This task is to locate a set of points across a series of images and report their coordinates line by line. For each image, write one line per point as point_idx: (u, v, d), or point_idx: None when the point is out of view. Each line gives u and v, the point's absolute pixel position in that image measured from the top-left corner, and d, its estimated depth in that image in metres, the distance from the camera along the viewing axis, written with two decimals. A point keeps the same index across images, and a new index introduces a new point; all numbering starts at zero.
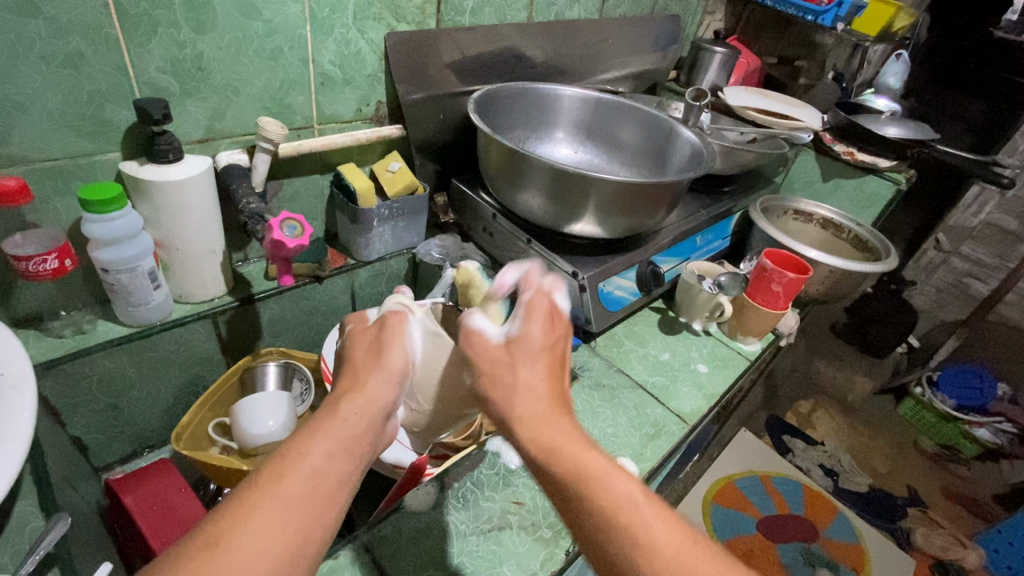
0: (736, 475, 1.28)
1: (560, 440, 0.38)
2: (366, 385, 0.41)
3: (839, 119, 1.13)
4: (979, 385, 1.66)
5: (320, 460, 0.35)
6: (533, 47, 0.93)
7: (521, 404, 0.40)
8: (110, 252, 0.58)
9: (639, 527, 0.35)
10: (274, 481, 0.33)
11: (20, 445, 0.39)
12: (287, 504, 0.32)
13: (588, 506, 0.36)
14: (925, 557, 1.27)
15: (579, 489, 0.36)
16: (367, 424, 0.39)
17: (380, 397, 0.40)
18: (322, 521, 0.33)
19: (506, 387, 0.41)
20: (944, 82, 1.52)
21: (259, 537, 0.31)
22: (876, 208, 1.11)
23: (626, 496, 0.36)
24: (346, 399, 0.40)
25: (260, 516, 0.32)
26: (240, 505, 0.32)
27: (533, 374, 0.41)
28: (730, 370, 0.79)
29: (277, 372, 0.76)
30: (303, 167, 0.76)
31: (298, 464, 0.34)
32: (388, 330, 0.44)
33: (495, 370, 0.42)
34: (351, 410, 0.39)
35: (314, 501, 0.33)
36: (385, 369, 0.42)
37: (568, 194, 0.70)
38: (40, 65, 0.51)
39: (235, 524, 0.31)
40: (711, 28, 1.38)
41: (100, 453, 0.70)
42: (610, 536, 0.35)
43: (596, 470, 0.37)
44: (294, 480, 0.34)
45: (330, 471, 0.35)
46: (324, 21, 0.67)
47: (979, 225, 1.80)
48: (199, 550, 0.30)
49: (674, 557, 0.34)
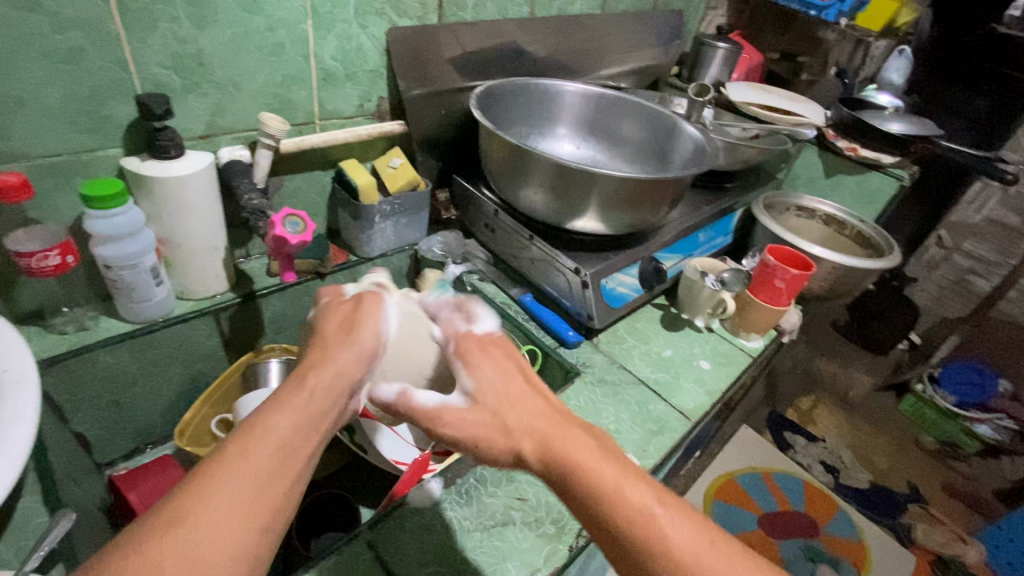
0: (737, 472, 1.28)
1: (574, 447, 0.40)
2: (332, 358, 0.42)
3: (841, 115, 1.12)
4: (978, 383, 1.70)
5: (287, 434, 0.35)
6: (535, 43, 0.93)
7: (525, 419, 0.43)
8: (111, 248, 0.58)
9: (657, 530, 0.36)
10: (241, 455, 0.33)
11: (22, 442, 0.39)
12: (255, 479, 0.32)
13: (608, 518, 0.37)
14: (926, 553, 1.27)
15: (599, 495, 0.38)
16: (333, 398, 0.40)
17: (349, 374, 0.42)
18: (289, 493, 0.33)
19: (501, 433, 0.42)
20: (946, 78, 1.52)
21: (225, 512, 0.30)
22: (879, 204, 1.11)
23: (643, 501, 0.37)
24: (309, 373, 0.40)
25: (227, 490, 0.31)
26: (206, 480, 0.31)
27: (524, 405, 0.43)
28: (733, 366, 0.79)
29: (278, 368, 0.74)
30: (305, 163, 0.76)
31: (264, 438, 0.34)
32: (363, 307, 0.47)
33: (484, 394, 0.45)
34: (318, 384, 0.39)
35: (280, 474, 0.33)
36: (352, 346, 0.44)
37: (571, 190, 0.69)
38: (41, 60, 0.51)
39: (201, 498, 0.30)
40: (714, 24, 1.37)
41: (103, 449, 0.70)
42: (629, 540, 0.37)
43: (613, 477, 0.38)
44: (260, 454, 0.33)
45: (296, 445, 0.35)
46: (326, 16, 0.67)
47: (981, 221, 1.80)
48: (162, 527, 0.29)
49: (693, 556, 0.36)
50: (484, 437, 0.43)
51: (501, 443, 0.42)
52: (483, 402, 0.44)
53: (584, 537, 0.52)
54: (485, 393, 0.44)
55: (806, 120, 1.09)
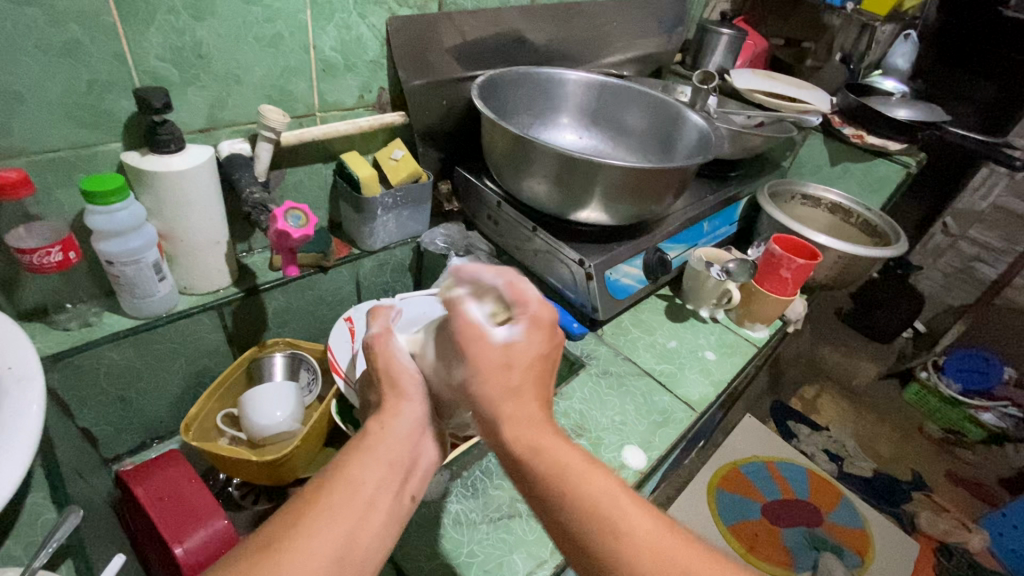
0: (742, 461, 1.29)
1: (539, 436, 0.39)
2: (398, 404, 0.44)
3: (847, 101, 1.11)
4: (983, 369, 1.67)
5: (362, 471, 0.38)
6: (535, 31, 0.92)
7: (507, 404, 0.40)
8: (112, 244, 0.57)
9: (619, 517, 0.35)
10: (317, 492, 0.36)
11: (29, 441, 0.39)
12: (335, 512, 0.35)
13: (569, 498, 0.36)
14: (930, 540, 1.27)
15: (558, 481, 0.37)
16: (402, 438, 0.42)
17: (417, 413, 0.44)
18: (366, 524, 0.36)
19: (498, 387, 0.41)
20: (952, 63, 1.49)
21: (305, 543, 0.33)
22: (885, 192, 1.09)
23: (610, 497, 0.36)
24: (379, 419, 0.43)
25: (303, 524, 0.34)
26: (292, 515, 0.34)
27: (495, 395, 0.40)
28: (738, 357, 0.78)
29: (283, 363, 0.76)
30: (305, 157, 0.75)
31: (341, 479, 0.37)
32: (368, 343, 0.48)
33: (493, 365, 0.41)
34: (392, 429, 0.42)
35: (354, 507, 0.36)
36: (411, 392, 0.45)
37: (575, 180, 0.69)
38: (37, 54, 0.50)
39: (292, 527, 0.34)
40: (717, 11, 1.36)
41: (110, 445, 0.71)
42: (593, 533, 0.35)
43: (573, 462, 0.38)
44: (334, 490, 0.36)
45: (366, 481, 0.38)
46: (324, 6, 0.66)
47: (987, 208, 1.78)
48: (254, 550, 0.32)
49: (651, 542, 0.35)
50: (484, 379, 0.41)
51: (484, 395, 0.41)
52: (504, 359, 0.41)
53: None
54: (521, 352, 0.42)
55: (812, 108, 1.07)
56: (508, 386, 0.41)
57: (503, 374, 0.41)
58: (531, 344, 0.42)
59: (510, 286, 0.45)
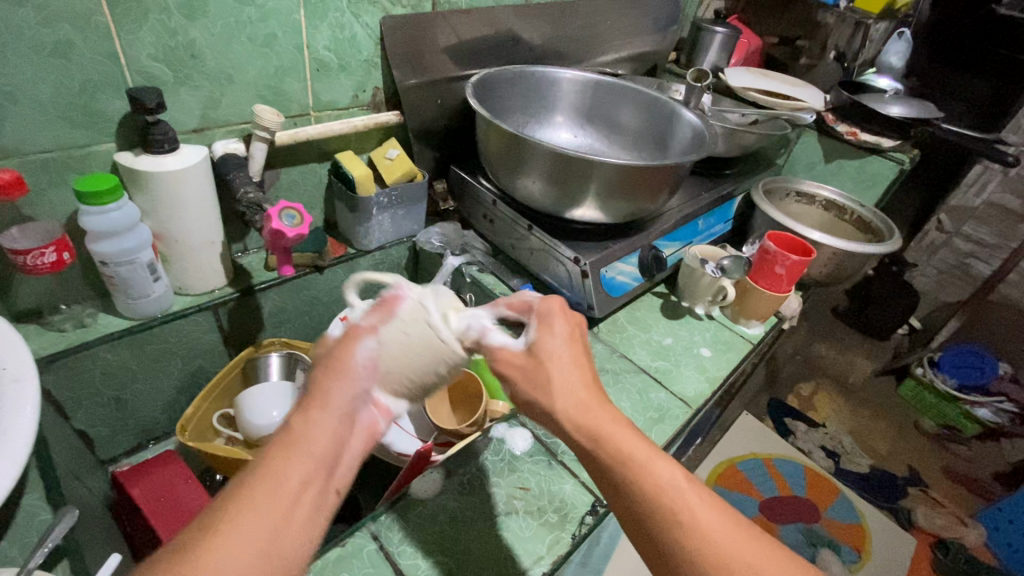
0: (738, 458, 1.29)
1: (604, 426, 0.41)
2: (328, 387, 0.38)
3: (841, 98, 1.11)
4: (979, 365, 1.65)
5: (283, 470, 0.34)
6: (529, 30, 0.92)
7: (561, 395, 0.43)
8: (106, 244, 0.57)
9: (685, 509, 0.37)
10: (235, 492, 0.33)
11: (23, 442, 0.39)
12: (254, 514, 0.31)
13: (636, 492, 0.38)
14: (926, 536, 1.28)
15: (627, 472, 0.39)
16: (331, 425, 0.37)
17: (349, 404, 0.39)
18: (289, 519, 0.32)
19: (544, 386, 0.43)
20: (945, 61, 1.50)
21: (220, 546, 0.30)
22: (878, 188, 1.10)
23: (672, 482, 0.38)
24: (303, 408, 0.37)
25: (217, 530, 0.31)
26: (206, 524, 0.31)
27: (552, 392, 0.43)
28: (734, 353, 0.79)
29: (278, 362, 0.75)
30: (299, 157, 0.75)
31: (261, 477, 0.33)
32: (335, 348, 0.40)
33: (525, 375, 0.45)
34: (317, 417, 0.37)
35: (276, 501, 0.32)
36: (350, 379, 0.39)
37: (570, 178, 0.69)
38: (29, 54, 0.50)
39: (207, 538, 0.30)
40: (711, 8, 1.36)
41: (106, 446, 0.71)
42: (655, 519, 0.37)
43: (640, 454, 0.40)
44: (253, 486, 0.33)
45: (287, 473, 0.34)
46: (318, 5, 0.66)
47: (981, 205, 1.79)
48: (166, 561, 0.29)
49: (719, 539, 0.36)
50: (529, 386, 0.44)
51: (541, 396, 0.44)
52: (537, 358, 0.45)
53: (586, 525, 0.52)
54: (549, 347, 0.45)
55: (805, 105, 1.08)
56: (552, 383, 0.44)
57: (540, 371, 0.44)
58: (555, 334, 0.46)
59: (513, 305, 0.50)
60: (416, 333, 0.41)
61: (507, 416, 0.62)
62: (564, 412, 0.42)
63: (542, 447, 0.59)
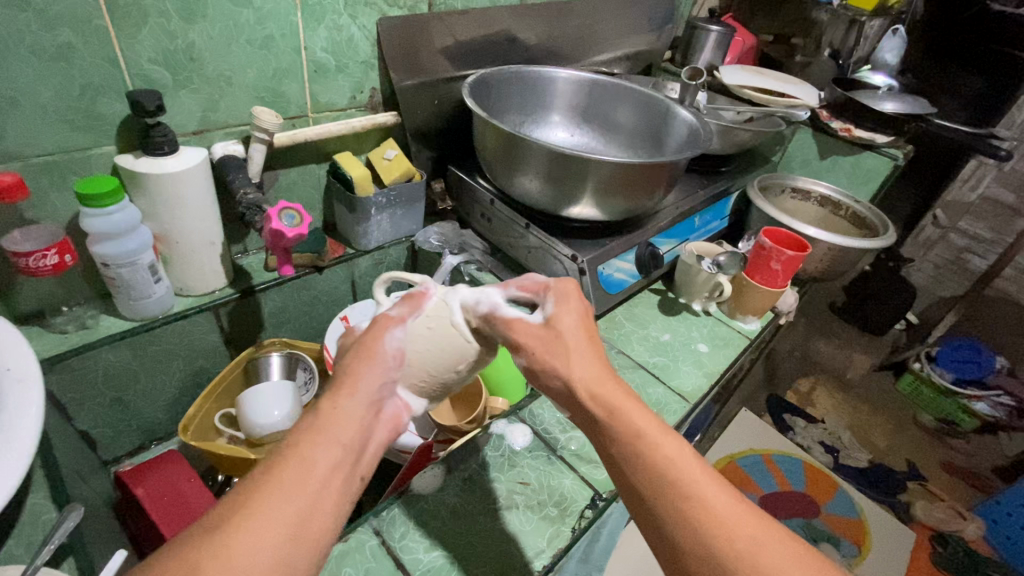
0: (738, 454, 1.30)
1: (616, 401, 0.42)
2: (358, 373, 0.39)
3: (835, 95, 1.12)
4: (977, 359, 1.66)
5: (312, 453, 0.34)
6: (526, 30, 0.93)
7: (576, 364, 0.44)
8: (108, 246, 0.58)
9: (693, 487, 0.38)
10: (267, 474, 0.33)
11: (29, 441, 0.39)
12: (283, 496, 0.32)
13: (643, 464, 0.39)
14: (926, 529, 1.29)
15: (635, 446, 0.40)
16: (359, 412, 0.38)
17: (378, 391, 0.39)
18: (318, 504, 0.33)
19: (562, 356, 0.44)
20: (944, 57, 1.50)
21: (250, 525, 0.30)
22: (873, 184, 1.11)
23: (679, 458, 0.39)
24: (333, 393, 0.38)
25: (246, 508, 0.31)
26: (238, 499, 0.32)
27: (581, 358, 0.44)
28: (731, 349, 0.79)
29: (279, 363, 0.76)
30: (299, 158, 0.76)
31: (291, 459, 0.34)
32: (367, 336, 0.42)
33: (543, 347, 0.45)
34: (347, 403, 0.37)
35: (305, 485, 0.33)
36: (380, 366, 0.40)
37: (567, 176, 0.69)
38: (30, 58, 0.50)
39: (236, 515, 0.31)
40: (706, 7, 1.37)
41: (109, 447, 0.71)
42: (661, 493, 0.38)
43: (651, 430, 0.40)
44: (284, 468, 0.33)
45: (318, 456, 0.34)
46: (315, 8, 0.66)
47: (976, 200, 1.80)
48: (198, 537, 0.30)
49: (725, 518, 0.36)
50: (546, 357, 0.44)
51: (559, 365, 0.44)
52: (556, 334, 0.45)
53: (586, 519, 0.52)
54: (565, 321, 0.46)
55: (800, 102, 1.09)
56: (570, 353, 0.44)
57: (559, 343, 0.45)
58: (571, 313, 0.46)
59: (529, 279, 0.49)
60: (440, 327, 0.44)
61: (507, 412, 0.62)
62: (579, 381, 0.43)
63: (541, 442, 0.59)
